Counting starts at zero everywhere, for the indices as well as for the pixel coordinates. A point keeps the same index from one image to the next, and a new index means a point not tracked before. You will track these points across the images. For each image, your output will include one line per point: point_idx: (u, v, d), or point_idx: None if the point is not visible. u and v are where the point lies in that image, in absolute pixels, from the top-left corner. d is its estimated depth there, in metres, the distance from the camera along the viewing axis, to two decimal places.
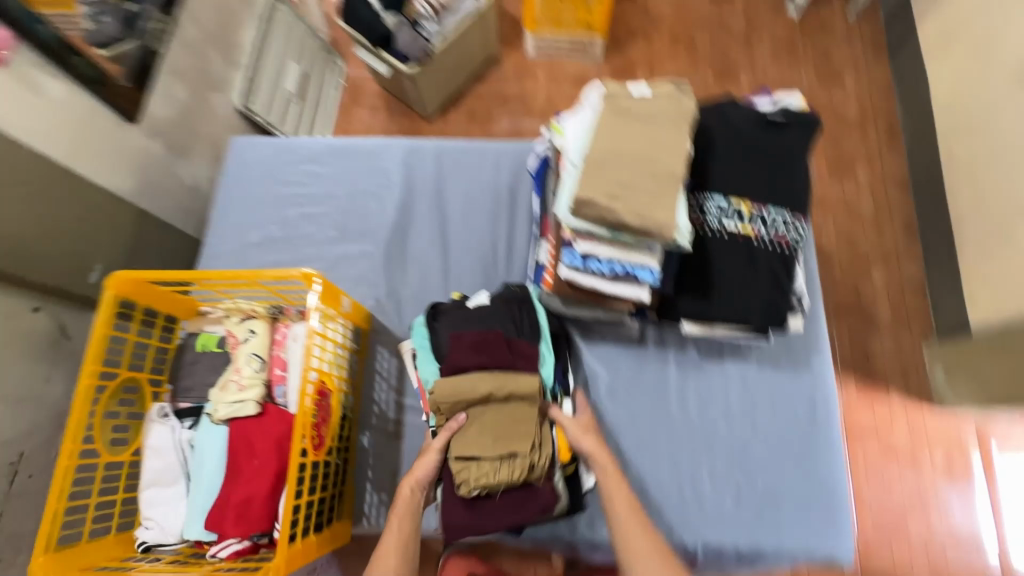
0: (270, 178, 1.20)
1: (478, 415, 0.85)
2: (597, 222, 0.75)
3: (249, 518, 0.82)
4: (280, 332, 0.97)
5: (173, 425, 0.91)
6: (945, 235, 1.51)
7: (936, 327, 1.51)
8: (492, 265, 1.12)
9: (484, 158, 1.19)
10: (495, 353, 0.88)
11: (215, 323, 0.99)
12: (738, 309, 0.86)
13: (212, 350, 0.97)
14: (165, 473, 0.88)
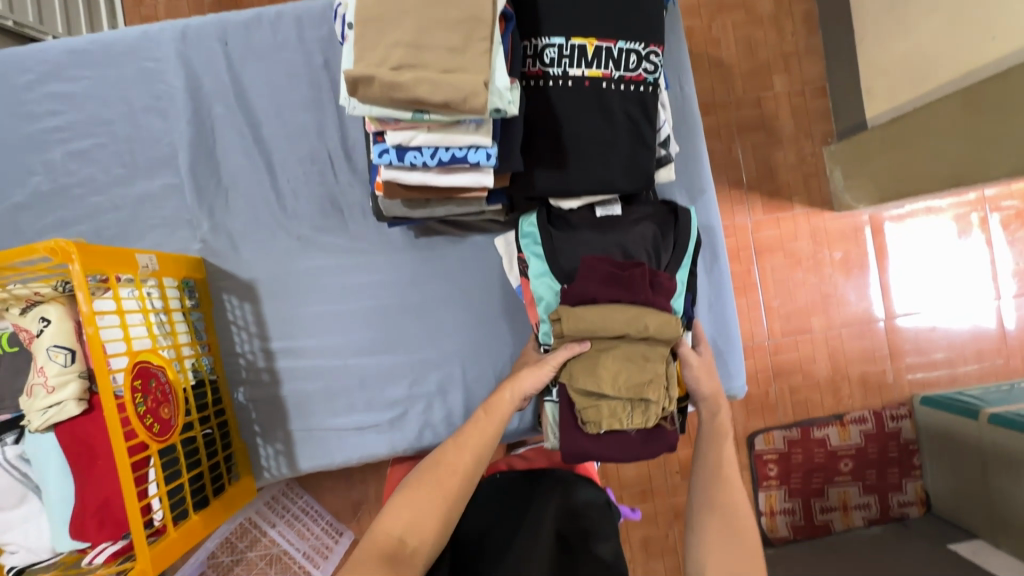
0: (6, 114, 0.90)
1: (607, 348, 0.76)
2: (391, 105, 0.57)
3: (110, 523, 0.74)
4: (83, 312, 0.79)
5: None
6: (844, 21, 1.38)
7: (836, 128, 1.46)
8: (329, 168, 0.93)
9: (282, 29, 0.92)
10: (631, 283, 0.76)
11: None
12: (598, 172, 0.75)
13: (7, 352, 0.81)
14: (7, 495, 0.78)
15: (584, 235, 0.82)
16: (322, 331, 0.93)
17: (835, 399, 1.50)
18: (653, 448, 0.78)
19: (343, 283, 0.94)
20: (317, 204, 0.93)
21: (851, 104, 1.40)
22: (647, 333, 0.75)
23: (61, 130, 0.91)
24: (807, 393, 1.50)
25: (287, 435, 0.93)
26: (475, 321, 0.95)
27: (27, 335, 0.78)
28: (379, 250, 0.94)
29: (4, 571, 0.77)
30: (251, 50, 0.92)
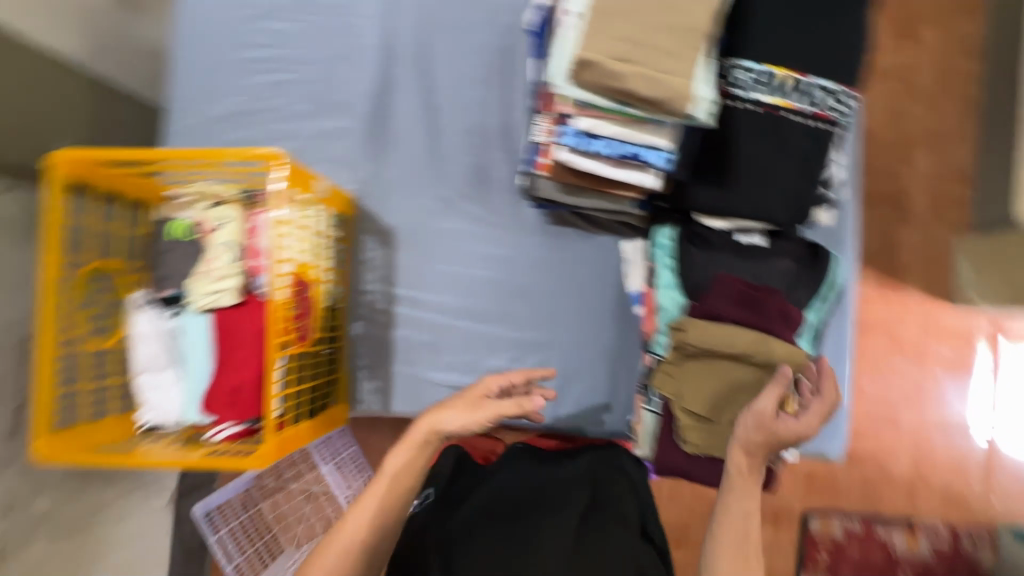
0: (229, 39, 1.04)
1: (725, 371, 0.76)
2: (600, 92, 0.62)
3: (240, 404, 0.83)
4: (254, 220, 0.89)
5: (156, 314, 0.88)
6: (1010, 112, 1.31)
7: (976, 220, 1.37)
8: (486, 144, 1.00)
9: (476, 11, 1.00)
10: (764, 310, 0.76)
11: (184, 209, 0.92)
12: (759, 198, 0.76)
13: (183, 240, 0.90)
14: (156, 360, 0.88)
15: (724, 255, 0.82)
16: (440, 289, 0.99)
17: (911, 502, 1.38)
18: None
19: (470, 251, 0.99)
20: (466, 174, 1.00)
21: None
22: (773, 358, 0.74)
23: (268, 62, 1.03)
24: (880, 489, 1.39)
25: (388, 375, 0.99)
26: (585, 316, 0.97)
27: (208, 227, 0.89)
28: (511, 228, 0.99)
29: (138, 425, 0.86)
30: (445, 25, 1.00)
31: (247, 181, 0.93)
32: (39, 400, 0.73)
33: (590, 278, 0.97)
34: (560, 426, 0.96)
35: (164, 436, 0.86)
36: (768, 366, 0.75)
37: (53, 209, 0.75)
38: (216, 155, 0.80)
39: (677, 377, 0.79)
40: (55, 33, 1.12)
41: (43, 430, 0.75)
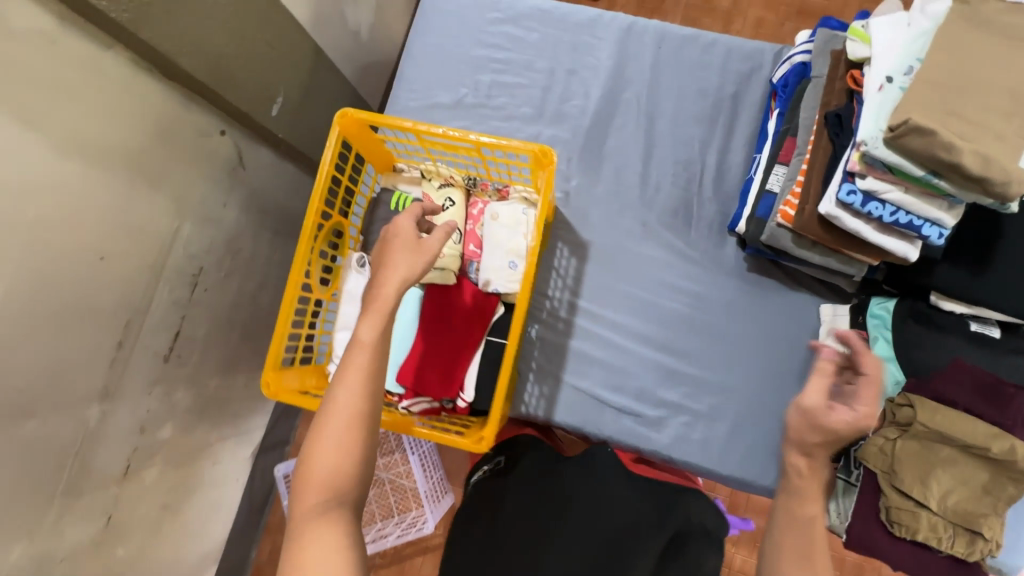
0: (466, 35, 1.10)
1: (953, 460, 0.74)
2: (917, 157, 0.62)
3: (442, 383, 0.84)
4: (477, 207, 0.93)
5: (369, 276, 0.89)
6: None
7: None
8: (697, 180, 1.01)
9: (711, 53, 1.03)
10: (1004, 406, 0.74)
11: (411, 183, 0.95)
12: (1015, 292, 0.75)
13: (404, 212, 0.95)
14: (358, 320, 0.88)
15: (957, 341, 0.80)
16: (623, 311, 1.00)
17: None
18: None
19: (662, 280, 1.00)
20: (671, 204, 1.01)
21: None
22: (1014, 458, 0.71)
23: (499, 63, 1.08)
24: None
25: (556, 384, 0.98)
26: (769, 370, 0.95)
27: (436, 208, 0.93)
28: (709, 266, 0.99)
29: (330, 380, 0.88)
30: (678, 60, 1.03)
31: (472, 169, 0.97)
32: (277, 335, 0.77)
33: (780, 331, 0.96)
34: (722, 475, 0.94)
35: None
36: (1004, 464, 0.72)
37: (327, 161, 0.79)
38: (477, 142, 0.81)
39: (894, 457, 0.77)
40: (296, 1, 1.22)
41: (272, 363, 0.78)
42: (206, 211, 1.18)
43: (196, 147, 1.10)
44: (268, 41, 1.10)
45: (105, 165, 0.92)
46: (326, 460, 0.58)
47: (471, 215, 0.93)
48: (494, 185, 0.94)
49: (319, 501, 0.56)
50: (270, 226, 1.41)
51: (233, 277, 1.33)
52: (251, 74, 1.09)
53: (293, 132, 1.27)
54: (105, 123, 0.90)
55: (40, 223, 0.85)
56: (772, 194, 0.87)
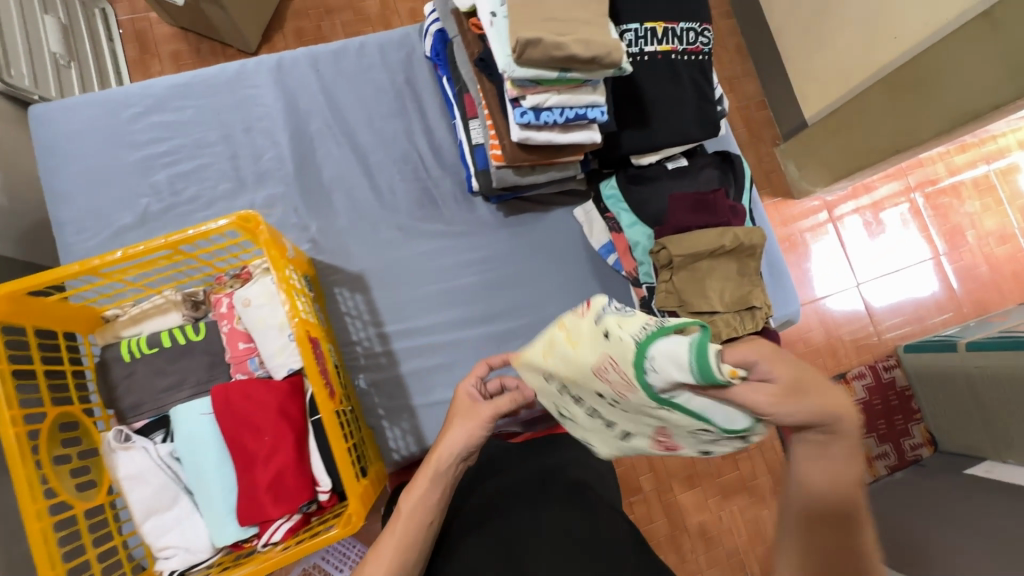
0: (110, 144, 0.96)
1: (711, 267, 0.89)
2: (544, 64, 0.72)
3: (289, 494, 0.74)
4: (224, 303, 0.83)
5: (144, 445, 0.75)
6: (769, 47, 1.74)
7: (781, 132, 1.78)
8: (422, 166, 1.04)
9: (366, 54, 1.06)
10: (717, 209, 0.91)
11: (136, 323, 0.82)
12: (677, 127, 0.91)
13: (146, 354, 0.80)
14: (160, 498, 0.75)
15: (662, 183, 0.96)
16: (431, 309, 1.00)
17: (834, 362, 1.69)
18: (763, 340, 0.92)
19: (447, 264, 1.02)
20: (412, 197, 1.03)
21: (789, 112, 1.73)
22: (739, 240, 0.89)
23: (166, 155, 0.97)
24: (813, 358, 1.67)
25: (413, 413, 0.95)
26: (570, 285, 1.04)
27: (626, 384, 0.52)
28: (478, 231, 1.04)
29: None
30: (341, 73, 1.04)
31: (200, 269, 0.86)
32: None
33: (558, 249, 1.06)
34: None
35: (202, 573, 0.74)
36: (739, 248, 0.89)
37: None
38: (172, 243, 0.72)
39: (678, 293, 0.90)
40: None
41: None
42: None
43: None
44: None
45: None
46: None
47: (223, 314, 0.83)
48: (229, 275, 0.85)
49: None
50: None
51: None
52: None
53: None
54: None
55: None
56: (481, 145, 0.94)
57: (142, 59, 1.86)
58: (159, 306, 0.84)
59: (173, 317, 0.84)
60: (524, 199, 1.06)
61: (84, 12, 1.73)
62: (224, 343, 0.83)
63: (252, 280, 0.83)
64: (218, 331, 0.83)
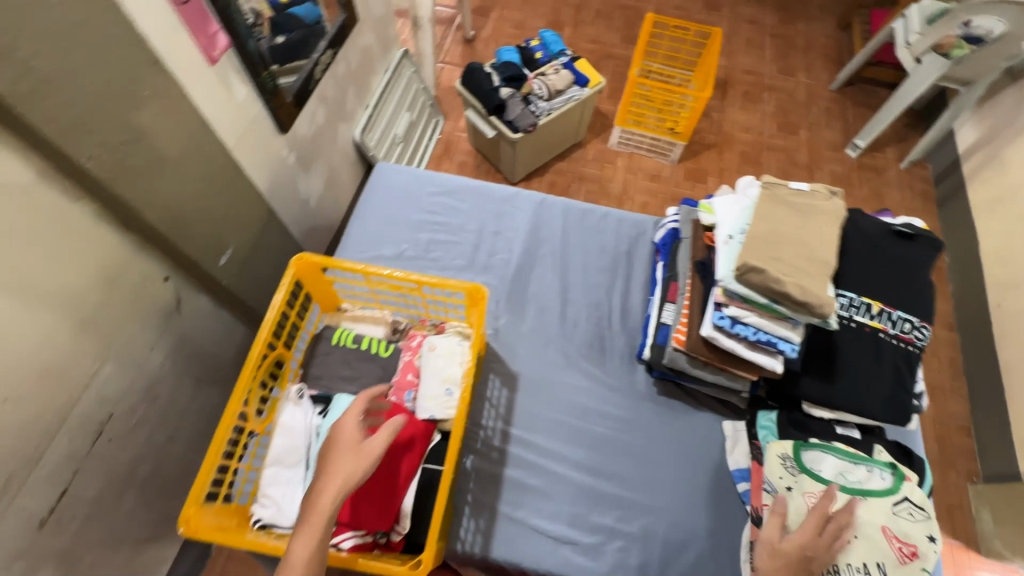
0: (409, 203, 1.31)
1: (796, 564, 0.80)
2: (758, 289, 0.83)
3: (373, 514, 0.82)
4: (416, 339, 1.01)
5: (307, 408, 0.92)
6: (993, 377, 1.61)
7: (983, 470, 1.55)
8: (607, 318, 1.19)
9: (606, 222, 1.30)
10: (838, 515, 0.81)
11: (354, 321, 1.05)
12: (861, 398, 0.91)
13: (347, 346, 1.01)
14: (289, 454, 0.89)
15: (830, 442, 0.93)
16: (553, 435, 1.06)
17: None
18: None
19: (585, 405, 1.10)
20: (585, 338, 1.17)
21: (997, 453, 1.52)
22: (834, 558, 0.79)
23: (437, 224, 1.28)
24: None
25: (492, 514, 0.98)
26: (688, 488, 1.02)
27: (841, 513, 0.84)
28: (625, 392, 1.12)
29: (252, 520, 0.83)
30: (582, 226, 1.29)
31: (416, 309, 1.08)
32: (206, 465, 0.75)
33: (692, 447, 1.06)
34: None
35: (279, 536, 0.83)
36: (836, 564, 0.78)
37: (276, 298, 0.87)
38: (418, 281, 0.94)
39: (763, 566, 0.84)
40: (258, 174, 1.45)
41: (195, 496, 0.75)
42: (131, 355, 1.17)
43: (139, 291, 1.15)
44: (228, 203, 1.26)
45: (44, 305, 0.94)
46: None
47: (410, 347, 1.01)
48: (431, 322, 1.05)
49: None
50: (197, 371, 1.40)
51: (144, 427, 1.26)
52: (207, 228, 1.21)
53: (235, 281, 1.35)
54: (54, 266, 0.94)
55: None
56: (667, 326, 1.05)
57: (440, 157, 2.49)
58: (374, 318, 1.06)
59: (377, 330, 1.05)
60: (680, 387, 1.11)
61: (426, 119, 2.44)
62: (398, 367, 1.00)
63: (444, 334, 1.01)
64: (400, 356, 1.01)
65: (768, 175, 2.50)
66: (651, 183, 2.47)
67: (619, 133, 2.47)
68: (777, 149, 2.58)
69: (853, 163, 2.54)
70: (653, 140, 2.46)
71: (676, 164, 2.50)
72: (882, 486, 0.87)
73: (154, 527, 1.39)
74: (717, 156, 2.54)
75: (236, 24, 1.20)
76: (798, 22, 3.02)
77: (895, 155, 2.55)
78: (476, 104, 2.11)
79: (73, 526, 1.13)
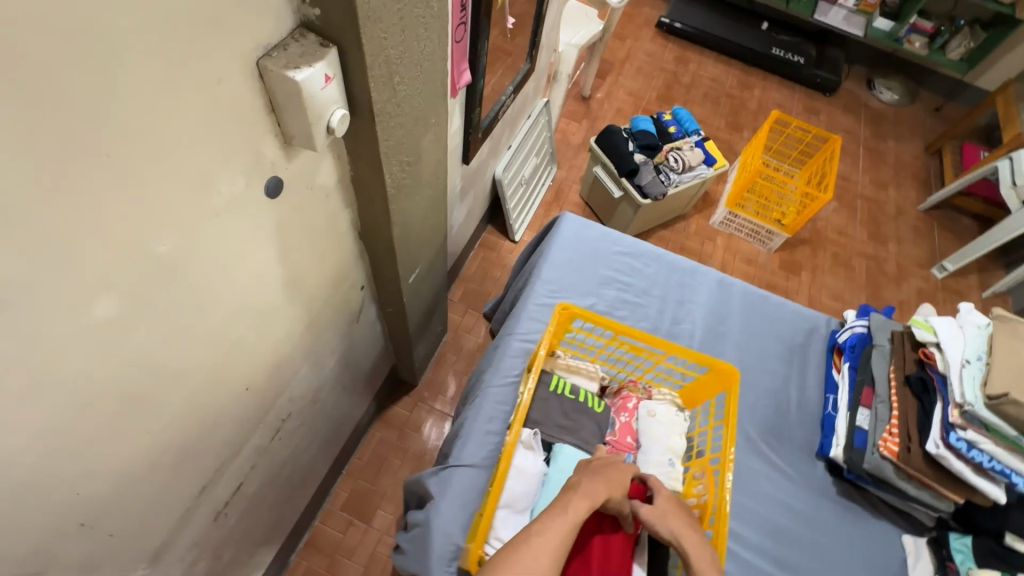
0: (596, 257, 1.36)
1: None
2: (1013, 421, 0.88)
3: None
4: (633, 401, 1.04)
5: (537, 454, 0.94)
6: None
7: None
8: (784, 407, 1.22)
9: (781, 311, 1.35)
10: None
11: (568, 370, 1.06)
12: None
13: (564, 395, 1.02)
14: (520, 498, 0.89)
15: None
16: (739, 518, 1.07)
17: None
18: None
19: (767, 493, 1.11)
20: (766, 424, 1.19)
21: None
22: None
23: (622, 284, 1.32)
24: None
25: None
26: None
27: None
28: (805, 486, 1.13)
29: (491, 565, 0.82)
30: (758, 310, 1.34)
31: (623, 369, 1.12)
32: None
33: (873, 556, 1.07)
34: None
35: None
36: None
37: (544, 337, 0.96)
38: (671, 348, 0.99)
39: None
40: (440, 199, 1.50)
41: None
42: (319, 357, 1.17)
43: (344, 297, 1.17)
44: (431, 226, 1.30)
45: (295, 302, 0.96)
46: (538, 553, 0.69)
47: (625, 407, 1.04)
48: (641, 385, 1.08)
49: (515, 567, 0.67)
50: (346, 379, 1.40)
51: (300, 430, 1.24)
52: (414, 247, 1.24)
53: (409, 299, 1.37)
54: (314, 265, 0.96)
55: (240, 349, 0.84)
56: (864, 430, 1.08)
57: (550, 203, 2.56)
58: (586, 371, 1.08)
59: (590, 384, 1.07)
60: (858, 492, 1.13)
61: (545, 165, 2.53)
62: (612, 426, 1.02)
63: (659, 401, 1.05)
64: (613, 417, 1.03)
65: (858, 279, 2.58)
66: (748, 266, 2.54)
67: (725, 213, 2.55)
68: (867, 256, 2.67)
69: (938, 283, 2.64)
70: (756, 227, 2.54)
71: (772, 253, 2.58)
72: None
73: (269, 531, 1.35)
74: (811, 252, 2.62)
75: (478, 63, 1.28)
76: (889, 140, 3.19)
77: (977, 283, 2.66)
78: (610, 163, 2.19)
79: (230, 523, 1.09)
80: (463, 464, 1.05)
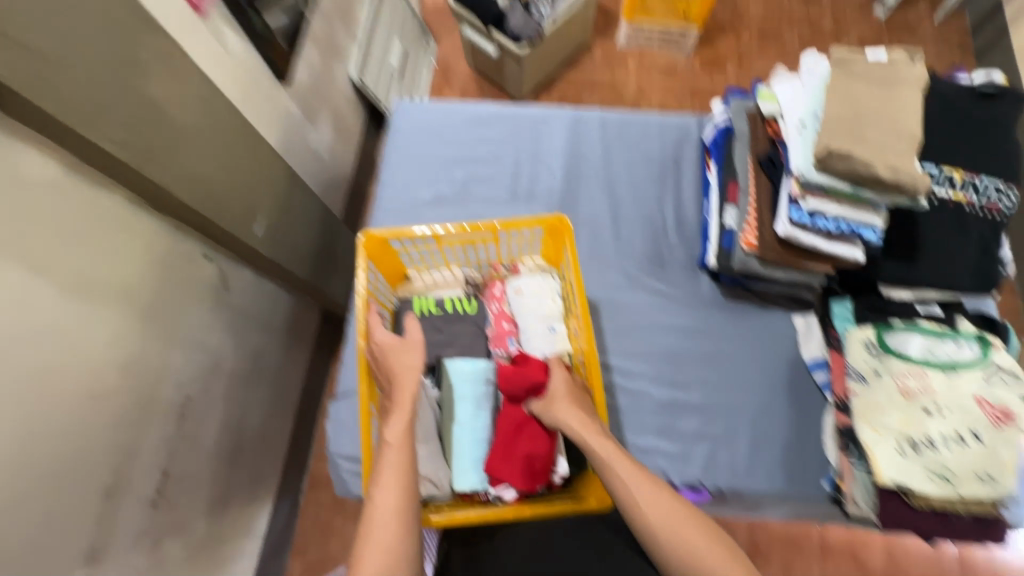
0: (438, 139, 1.24)
1: (884, 442, 0.84)
2: (841, 176, 0.81)
3: (534, 475, 0.89)
4: (499, 287, 1.07)
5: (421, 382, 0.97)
6: None
7: None
8: (663, 231, 1.15)
9: (648, 128, 1.23)
10: (920, 389, 0.84)
11: (427, 288, 1.10)
12: (944, 277, 0.91)
13: (432, 313, 1.05)
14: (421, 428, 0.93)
15: (912, 320, 0.92)
16: (630, 355, 1.07)
17: None
18: (986, 533, 0.82)
19: (653, 320, 1.09)
20: (645, 253, 1.14)
21: None
22: (927, 434, 0.82)
23: (470, 159, 1.22)
24: None
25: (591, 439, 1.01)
26: (765, 384, 1.04)
27: (927, 383, 0.85)
28: (692, 302, 1.11)
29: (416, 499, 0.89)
30: (622, 136, 1.22)
31: (489, 260, 1.14)
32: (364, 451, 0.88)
33: (772, 346, 1.07)
34: (744, 489, 0.97)
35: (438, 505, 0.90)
36: (922, 438, 0.82)
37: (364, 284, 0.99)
38: (497, 225, 1.00)
39: (851, 448, 0.89)
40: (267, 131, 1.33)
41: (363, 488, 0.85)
42: (192, 337, 1.18)
43: (184, 275, 1.12)
44: (251, 168, 1.18)
45: (103, 300, 0.93)
46: (385, 491, 0.79)
47: (495, 297, 1.07)
48: (505, 267, 1.10)
49: (381, 523, 0.77)
50: (255, 341, 1.42)
51: (218, 405, 1.30)
52: (236, 196, 1.14)
53: (274, 248, 1.31)
54: (104, 259, 0.92)
55: (51, 367, 0.84)
56: (731, 229, 1.02)
57: (441, 87, 2.31)
58: (447, 281, 1.11)
59: (455, 291, 1.10)
60: (757, 294, 1.10)
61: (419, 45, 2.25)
62: (489, 320, 1.06)
63: (523, 276, 1.07)
64: (487, 310, 1.06)
65: (792, 52, 2.31)
66: (668, 80, 2.31)
67: (627, 30, 2.27)
68: (799, 22, 2.36)
69: (882, 23, 2.34)
70: (665, 32, 2.25)
71: (691, 55, 2.31)
72: (975, 355, 0.86)
73: (246, 488, 1.48)
74: (733, 39, 2.34)
75: None
76: None
77: (928, 7, 2.34)
78: (474, 20, 1.93)
79: (179, 500, 1.19)
80: (348, 393, 1.07)
